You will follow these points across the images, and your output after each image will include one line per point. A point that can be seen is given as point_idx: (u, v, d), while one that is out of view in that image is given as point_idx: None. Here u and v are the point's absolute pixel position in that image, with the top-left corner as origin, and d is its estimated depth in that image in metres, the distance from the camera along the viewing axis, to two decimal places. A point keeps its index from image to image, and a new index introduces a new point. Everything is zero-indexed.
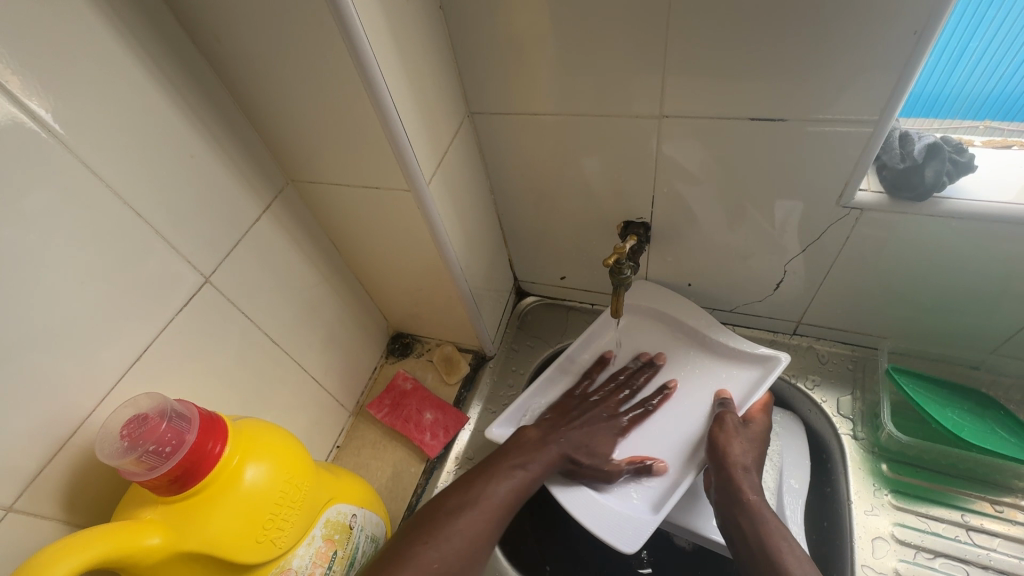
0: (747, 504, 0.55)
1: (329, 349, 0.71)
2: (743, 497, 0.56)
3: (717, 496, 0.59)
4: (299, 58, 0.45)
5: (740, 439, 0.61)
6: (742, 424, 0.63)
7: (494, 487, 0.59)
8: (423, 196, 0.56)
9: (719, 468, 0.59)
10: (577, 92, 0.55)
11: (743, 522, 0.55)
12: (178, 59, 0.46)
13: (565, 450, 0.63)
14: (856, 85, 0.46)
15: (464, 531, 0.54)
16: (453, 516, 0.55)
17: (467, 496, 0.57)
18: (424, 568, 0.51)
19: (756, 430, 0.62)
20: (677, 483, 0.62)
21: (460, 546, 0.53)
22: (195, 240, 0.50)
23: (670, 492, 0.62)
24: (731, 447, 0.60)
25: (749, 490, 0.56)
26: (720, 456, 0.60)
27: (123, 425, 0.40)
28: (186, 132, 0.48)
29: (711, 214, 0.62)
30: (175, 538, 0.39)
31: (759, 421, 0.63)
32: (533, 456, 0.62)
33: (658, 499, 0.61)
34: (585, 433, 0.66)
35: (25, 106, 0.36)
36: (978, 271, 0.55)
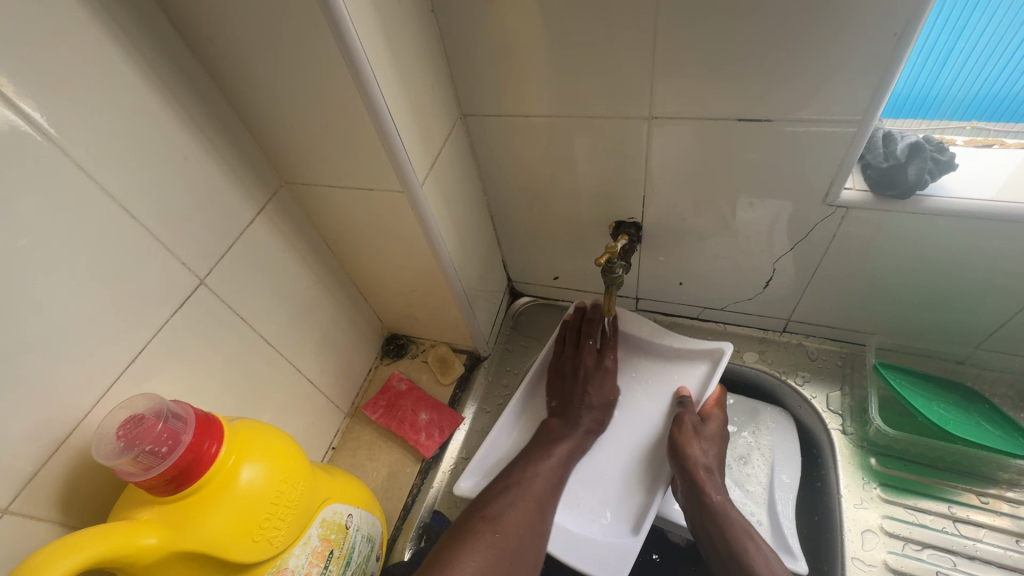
0: (712, 506, 0.57)
1: (324, 350, 0.71)
2: (709, 496, 0.57)
3: (686, 501, 0.59)
4: (292, 62, 0.46)
5: (700, 441, 0.61)
6: (700, 420, 0.63)
7: (534, 469, 0.62)
8: (416, 198, 0.56)
9: (682, 473, 0.60)
10: (568, 93, 0.56)
11: (709, 523, 0.56)
12: (172, 63, 0.46)
13: (589, 419, 0.67)
14: (840, 86, 0.47)
15: (519, 510, 0.57)
16: (503, 492, 0.59)
17: (509, 481, 0.60)
18: (485, 538, 0.54)
19: (715, 425, 0.63)
20: (650, 498, 0.63)
21: (518, 517, 0.56)
22: (188, 242, 0.50)
23: (645, 508, 0.62)
24: (691, 448, 0.60)
25: (711, 491, 0.57)
26: (682, 460, 0.60)
27: (119, 425, 0.40)
28: (180, 135, 0.48)
29: (703, 213, 0.63)
30: (170, 538, 0.39)
31: (716, 417, 0.63)
32: (563, 437, 0.65)
33: (636, 519, 0.61)
34: (593, 391, 0.68)
35: (20, 109, 0.37)
36: (961, 268, 0.57)
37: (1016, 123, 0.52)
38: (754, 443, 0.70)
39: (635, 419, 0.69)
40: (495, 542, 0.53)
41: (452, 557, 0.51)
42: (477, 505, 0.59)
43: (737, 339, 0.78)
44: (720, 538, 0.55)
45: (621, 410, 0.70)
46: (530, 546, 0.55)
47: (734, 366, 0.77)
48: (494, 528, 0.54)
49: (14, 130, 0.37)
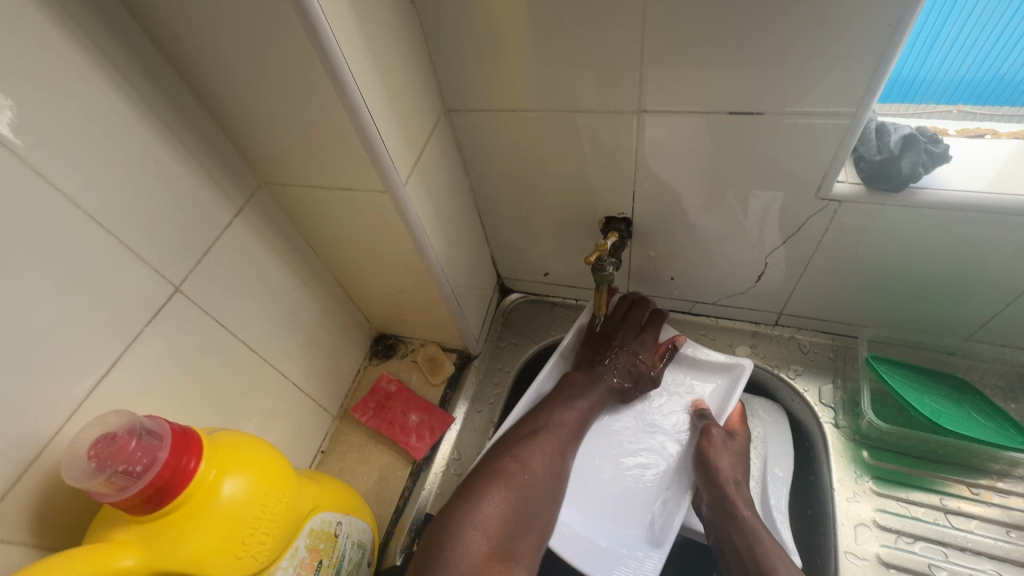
0: (742, 522, 0.57)
1: (310, 353, 0.69)
2: (738, 513, 0.58)
3: (711, 513, 0.60)
4: (266, 59, 0.44)
5: (729, 454, 0.62)
6: (728, 434, 0.64)
7: (559, 415, 0.64)
8: (400, 197, 0.54)
9: (710, 485, 0.60)
10: (556, 86, 0.54)
11: (735, 537, 0.56)
12: (137, 60, 0.44)
13: (613, 379, 0.68)
14: (833, 77, 0.46)
15: (545, 455, 0.60)
16: (531, 435, 0.62)
17: (536, 426, 0.63)
18: (514, 478, 0.57)
19: (742, 442, 0.64)
20: (672, 509, 0.62)
21: (544, 462, 0.60)
22: (162, 248, 0.48)
23: (668, 519, 0.61)
24: (721, 462, 0.61)
25: (742, 505, 0.58)
26: (710, 473, 0.61)
27: (89, 444, 0.38)
28: (149, 136, 0.46)
29: (692, 208, 0.62)
30: (149, 558, 0.38)
31: (741, 433, 0.65)
32: (586, 392, 0.66)
33: (658, 531, 0.61)
34: (625, 355, 0.69)
35: None
36: (953, 261, 0.56)
37: (1003, 107, 0.51)
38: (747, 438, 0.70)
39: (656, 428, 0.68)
40: (523, 484, 0.57)
41: (480, 497, 0.55)
42: (500, 447, 0.61)
43: (728, 333, 0.77)
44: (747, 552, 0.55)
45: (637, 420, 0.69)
46: (552, 490, 0.59)
47: None
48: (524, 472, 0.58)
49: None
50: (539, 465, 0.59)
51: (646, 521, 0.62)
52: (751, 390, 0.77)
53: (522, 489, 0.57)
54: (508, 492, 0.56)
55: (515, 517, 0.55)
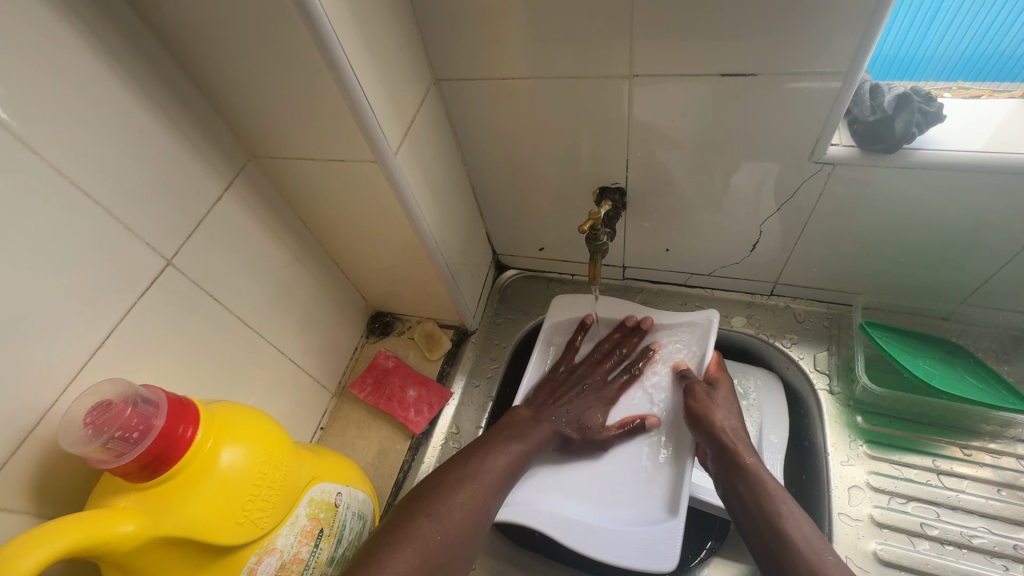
0: (747, 468, 0.57)
1: (307, 330, 0.69)
2: (743, 458, 0.57)
3: (718, 468, 0.59)
4: (249, 25, 0.43)
5: (717, 404, 0.62)
6: (710, 386, 0.65)
7: (487, 461, 0.59)
8: (390, 167, 0.54)
9: (710, 441, 0.60)
10: (546, 52, 0.53)
11: (744, 490, 0.56)
12: (116, 28, 0.43)
13: (559, 425, 0.66)
14: (829, 35, 0.45)
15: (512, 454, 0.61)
16: (452, 487, 0.55)
17: (461, 474, 0.57)
18: (425, 542, 0.50)
19: (726, 387, 0.65)
20: (676, 478, 0.62)
21: (459, 518, 0.53)
22: (151, 221, 0.48)
23: (675, 487, 0.61)
24: (713, 414, 0.61)
25: (746, 454, 0.58)
26: (706, 426, 0.61)
27: (85, 412, 0.39)
28: (133, 107, 0.45)
29: (686, 177, 0.62)
30: (149, 525, 0.38)
31: (724, 380, 0.66)
32: (528, 433, 0.63)
33: (667, 502, 0.61)
34: (577, 405, 0.68)
35: None
36: (946, 224, 0.56)
37: (1003, 83, 0.52)
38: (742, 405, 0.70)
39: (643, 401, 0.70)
40: (433, 545, 0.50)
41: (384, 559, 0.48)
42: (475, 445, 0.61)
43: (724, 304, 0.77)
44: (751, 500, 0.55)
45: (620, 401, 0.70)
46: (466, 545, 0.53)
47: (722, 331, 0.77)
48: (437, 531, 0.51)
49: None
50: (503, 463, 0.59)
51: (656, 493, 0.62)
52: (748, 360, 0.77)
53: (485, 488, 0.57)
54: (475, 487, 0.56)
55: (482, 510, 0.55)
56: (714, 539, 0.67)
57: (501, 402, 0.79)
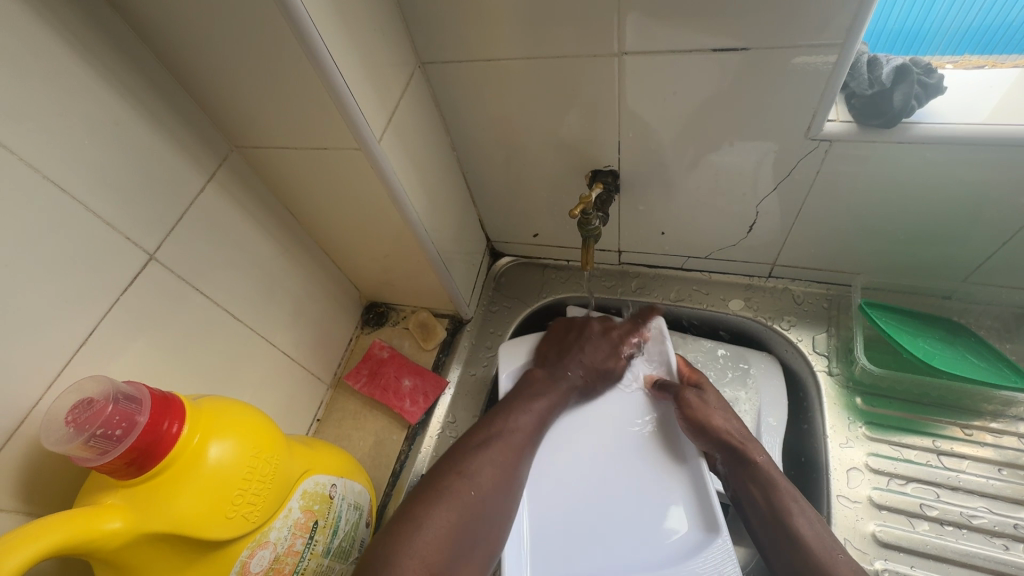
0: (755, 467, 0.56)
1: (299, 322, 0.69)
2: (754, 457, 0.56)
3: (728, 470, 0.58)
4: (222, 9, 0.41)
5: (714, 409, 0.60)
6: (699, 391, 0.62)
7: (515, 420, 0.59)
8: (375, 154, 0.52)
9: (721, 446, 0.58)
10: (533, 30, 0.52)
11: (752, 486, 0.55)
12: (85, 15, 0.41)
13: (574, 377, 0.65)
14: (825, 4, 0.43)
15: (537, 411, 0.61)
16: (482, 446, 0.55)
17: (489, 435, 0.57)
18: (463, 495, 0.51)
19: (713, 392, 0.63)
20: (688, 492, 0.59)
21: (494, 474, 0.53)
22: (131, 214, 0.47)
23: (698, 502, 0.58)
24: (714, 418, 0.59)
25: (756, 451, 0.57)
26: (714, 434, 0.59)
27: (67, 411, 0.38)
28: (107, 97, 0.44)
29: (679, 158, 0.60)
30: (137, 521, 0.38)
31: (706, 382, 0.64)
32: (548, 391, 0.63)
33: (698, 518, 0.57)
34: (589, 352, 0.67)
35: None
36: (948, 200, 0.54)
37: (1008, 55, 0.51)
38: (740, 390, 0.70)
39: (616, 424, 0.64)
40: (470, 501, 0.50)
41: (423, 519, 0.48)
42: (499, 407, 0.61)
43: (722, 287, 0.76)
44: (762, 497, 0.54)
45: (590, 438, 0.63)
46: (504, 500, 0.53)
47: (720, 314, 0.76)
48: (472, 488, 0.51)
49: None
50: (529, 422, 0.59)
51: (679, 516, 0.57)
52: (746, 344, 0.76)
53: (512, 447, 0.56)
54: (504, 445, 0.56)
55: (517, 463, 0.56)
56: None
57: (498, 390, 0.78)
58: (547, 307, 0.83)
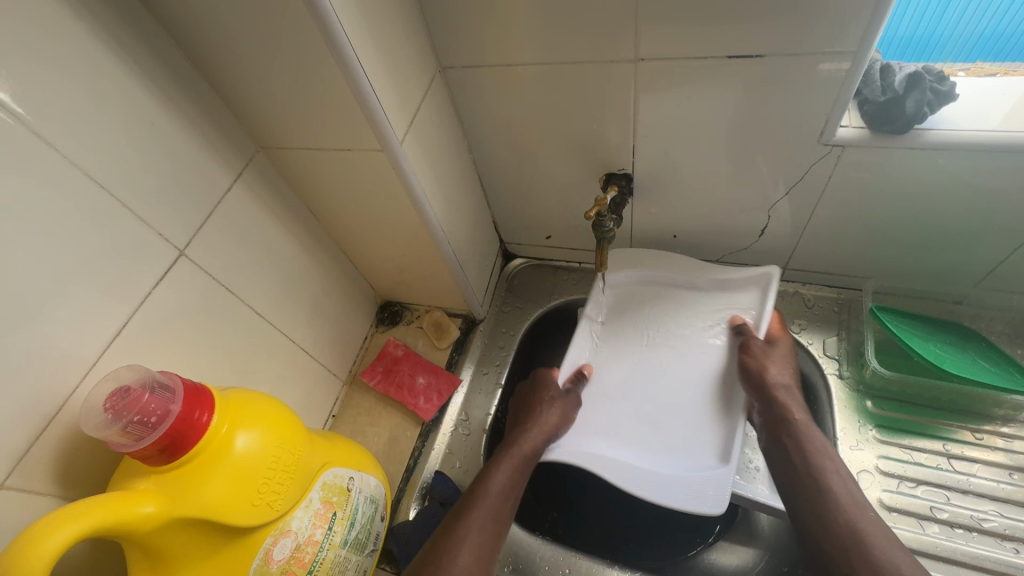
0: (794, 424, 0.57)
1: (317, 319, 0.70)
2: (790, 415, 0.57)
3: (762, 419, 0.59)
4: (255, 15, 0.43)
5: (773, 360, 0.61)
6: (766, 343, 0.63)
7: (475, 500, 0.55)
8: (396, 156, 0.54)
9: (758, 391, 0.60)
10: (551, 38, 0.53)
11: (787, 440, 0.56)
12: (126, 23, 0.43)
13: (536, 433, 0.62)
14: (839, 14, 0.44)
15: (502, 482, 0.57)
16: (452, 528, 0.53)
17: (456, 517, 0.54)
18: None
19: (782, 345, 0.63)
20: (729, 428, 0.60)
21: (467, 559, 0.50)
22: (162, 211, 0.49)
23: (729, 436, 0.60)
24: (768, 369, 0.60)
25: (794, 409, 0.58)
26: (759, 381, 0.60)
27: (105, 398, 0.40)
28: (142, 99, 0.46)
29: (693, 163, 0.62)
30: (169, 506, 0.39)
31: (781, 340, 0.64)
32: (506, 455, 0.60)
33: (722, 448, 0.59)
34: (544, 403, 0.65)
35: None
36: (960, 205, 0.55)
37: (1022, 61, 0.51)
38: None
39: (692, 355, 0.67)
40: None
41: None
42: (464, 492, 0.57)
43: None
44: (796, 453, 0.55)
45: (663, 341, 0.69)
46: None
47: None
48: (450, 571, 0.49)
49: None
50: (501, 487, 0.57)
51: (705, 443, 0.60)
52: None
53: (491, 514, 0.54)
54: (475, 524, 0.53)
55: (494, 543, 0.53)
56: (724, 523, 0.67)
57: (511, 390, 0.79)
58: (558, 308, 0.84)
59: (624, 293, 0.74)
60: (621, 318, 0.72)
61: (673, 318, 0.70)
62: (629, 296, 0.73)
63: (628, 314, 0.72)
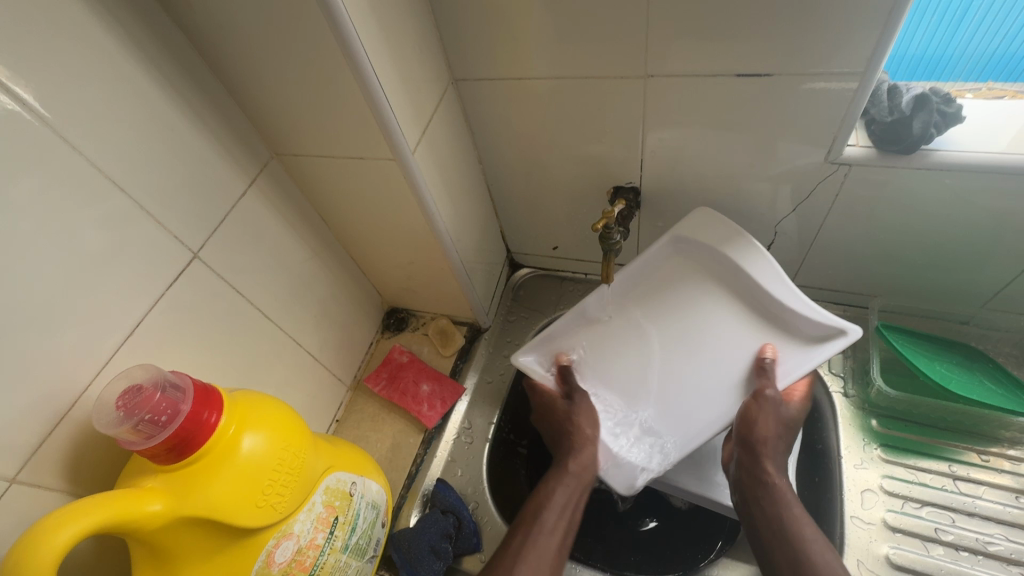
0: (772, 488, 0.56)
1: (324, 324, 0.71)
2: (766, 477, 0.56)
3: (740, 474, 0.58)
4: (276, 27, 0.44)
5: (774, 418, 0.56)
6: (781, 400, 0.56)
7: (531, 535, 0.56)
8: (408, 165, 0.55)
9: (746, 445, 0.57)
10: (563, 54, 0.54)
11: (765, 505, 0.55)
12: (152, 33, 0.45)
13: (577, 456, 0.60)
14: (848, 36, 0.45)
15: (559, 503, 0.58)
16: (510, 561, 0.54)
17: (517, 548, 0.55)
18: None
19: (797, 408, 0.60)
20: (687, 437, 0.57)
21: None
22: (180, 215, 0.50)
23: (677, 445, 0.57)
24: (763, 426, 0.56)
25: (773, 472, 0.56)
26: (749, 434, 0.57)
27: (118, 396, 0.40)
28: (165, 106, 0.47)
29: (701, 178, 0.62)
30: (176, 504, 0.40)
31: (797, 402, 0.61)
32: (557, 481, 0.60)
33: (664, 452, 0.57)
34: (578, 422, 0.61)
35: (10, 90, 0.36)
36: (967, 227, 0.55)
37: None
38: None
39: (718, 360, 0.59)
40: None
41: None
42: (518, 518, 0.58)
43: None
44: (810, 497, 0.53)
45: (702, 322, 0.60)
46: None
47: None
48: None
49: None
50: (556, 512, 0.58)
51: (665, 451, 0.57)
52: None
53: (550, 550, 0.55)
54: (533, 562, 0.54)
55: None
56: (725, 540, 0.66)
57: (512, 400, 0.79)
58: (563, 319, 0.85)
59: (691, 252, 0.62)
60: (673, 281, 0.62)
61: (721, 300, 0.60)
62: (695, 256, 0.62)
63: (680, 273, 0.62)
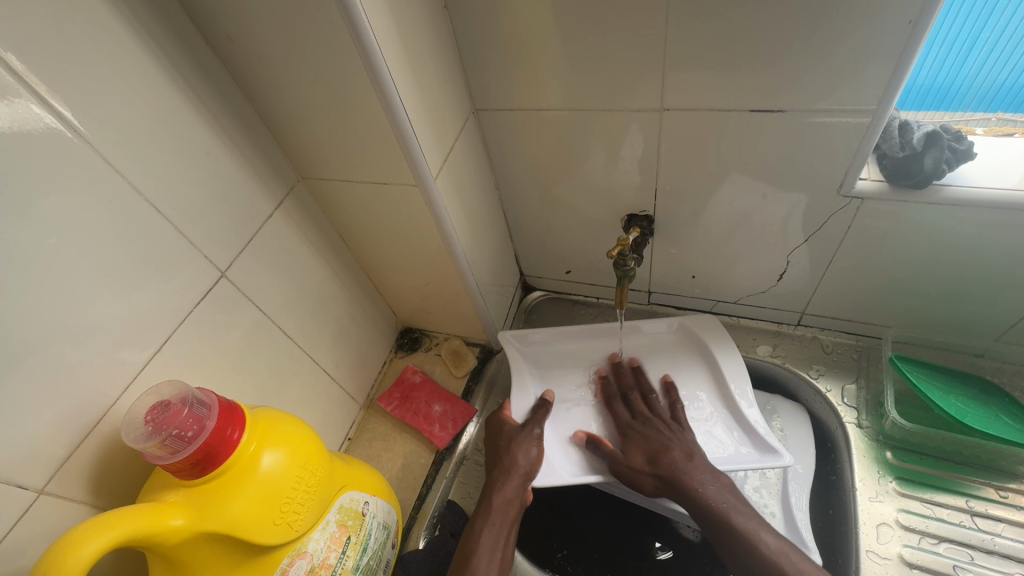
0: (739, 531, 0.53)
1: (341, 343, 0.72)
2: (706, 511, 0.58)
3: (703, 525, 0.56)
4: (309, 59, 0.47)
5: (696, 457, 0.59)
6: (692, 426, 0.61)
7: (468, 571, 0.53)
8: (429, 190, 0.57)
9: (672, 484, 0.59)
10: (581, 86, 0.56)
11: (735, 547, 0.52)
12: (193, 62, 0.47)
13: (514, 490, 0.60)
14: (858, 75, 0.46)
15: (491, 541, 0.56)
16: None
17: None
18: None
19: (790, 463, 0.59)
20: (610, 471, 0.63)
21: None
22: (210, 234, 0.52)
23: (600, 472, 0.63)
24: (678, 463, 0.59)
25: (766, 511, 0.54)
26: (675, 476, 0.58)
27: (147, 410, 0.41)
28: (200, 130, 0.49)
29: (714, 208, 0.63)
30: (196, 519, 0.40)
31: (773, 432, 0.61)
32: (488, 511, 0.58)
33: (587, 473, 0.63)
34: (511, 455, 0.62)
35: (58, 112, 0.38)
36: (979, 260, 0.56)
37: None
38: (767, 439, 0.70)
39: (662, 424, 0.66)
40: None
41: None
42: (456, 559, 0.56)
43: (749, 334, 0.78)
44: None
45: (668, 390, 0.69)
46: None
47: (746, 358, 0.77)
48: None
49: (34, 119, 0.37)
50: (490, 542, 0.56)
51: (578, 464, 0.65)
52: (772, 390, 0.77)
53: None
54: None
55: None
56: None
57: None
58: None
59: (685, 342, 0.73)
60: (666, 353, 0.73)
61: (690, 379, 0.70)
62: (690, 346, 0.72)
63: (676, 354, 0.72)
